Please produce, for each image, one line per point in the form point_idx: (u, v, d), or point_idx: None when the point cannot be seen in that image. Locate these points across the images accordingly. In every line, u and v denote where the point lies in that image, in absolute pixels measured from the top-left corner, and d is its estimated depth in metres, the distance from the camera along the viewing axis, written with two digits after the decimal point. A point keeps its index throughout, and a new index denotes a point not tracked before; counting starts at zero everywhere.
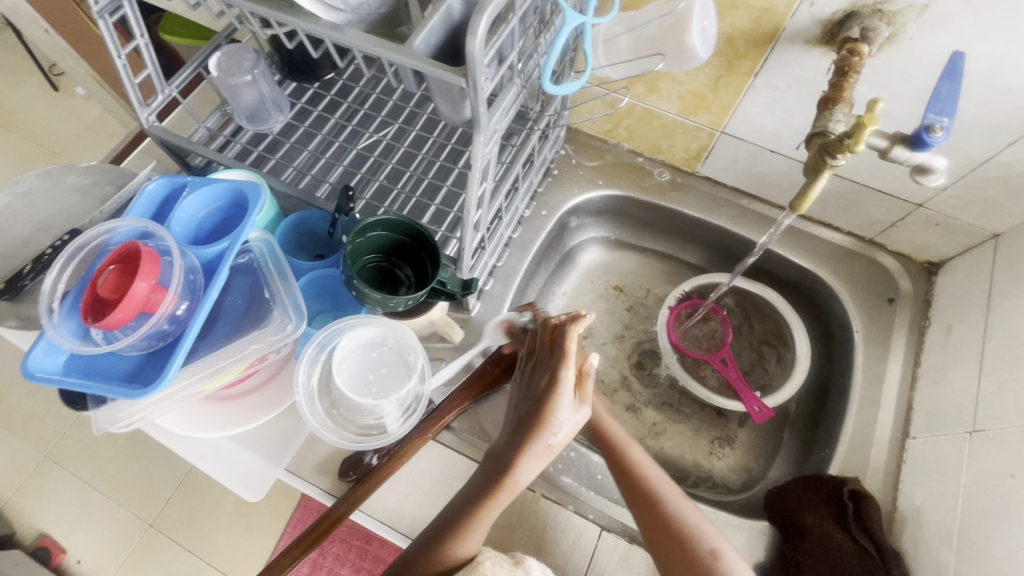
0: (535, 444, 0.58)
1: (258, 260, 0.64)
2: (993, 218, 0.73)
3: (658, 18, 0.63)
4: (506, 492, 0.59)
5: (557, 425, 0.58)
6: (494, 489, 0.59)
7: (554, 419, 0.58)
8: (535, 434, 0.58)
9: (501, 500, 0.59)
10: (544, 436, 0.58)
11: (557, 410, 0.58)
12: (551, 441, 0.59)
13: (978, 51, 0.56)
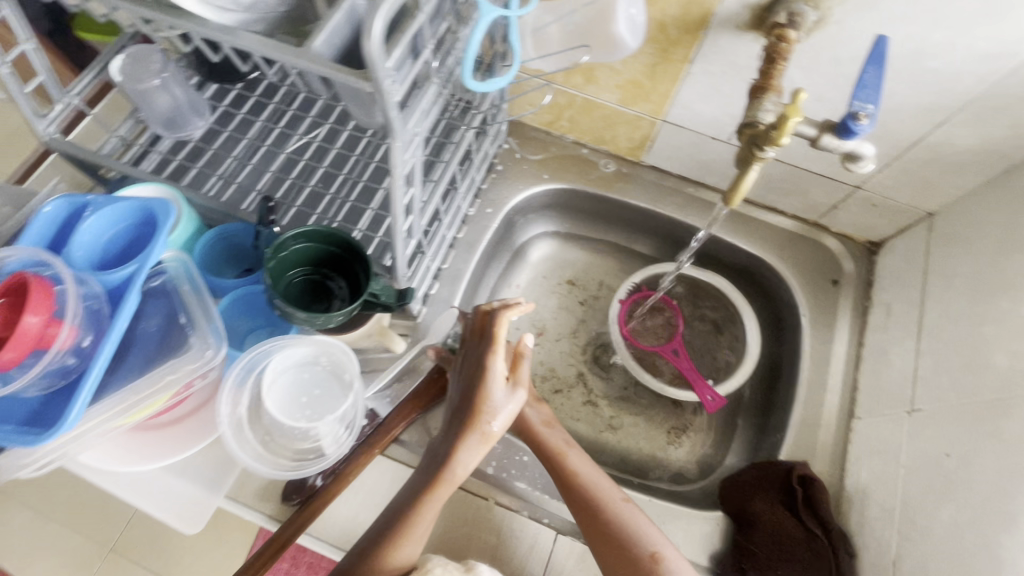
0: (472, 433, 0.61)
1: (173, 282, 0.60)
2: (927, 198, 0.73)
3: (582, 6, 0.60)
4: (447, 485, 0.61)
5: (491, 414, 0.61)
6: (434, 483, 0.60)
7: (489, 408, 0.61)
8: (472, 424, 0.61)
9: (440, 494, 0.61)
10: (481, 425, 0.61)
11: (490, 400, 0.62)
12: (487, 429, 0.61)
13: (902, 34, 0.56)
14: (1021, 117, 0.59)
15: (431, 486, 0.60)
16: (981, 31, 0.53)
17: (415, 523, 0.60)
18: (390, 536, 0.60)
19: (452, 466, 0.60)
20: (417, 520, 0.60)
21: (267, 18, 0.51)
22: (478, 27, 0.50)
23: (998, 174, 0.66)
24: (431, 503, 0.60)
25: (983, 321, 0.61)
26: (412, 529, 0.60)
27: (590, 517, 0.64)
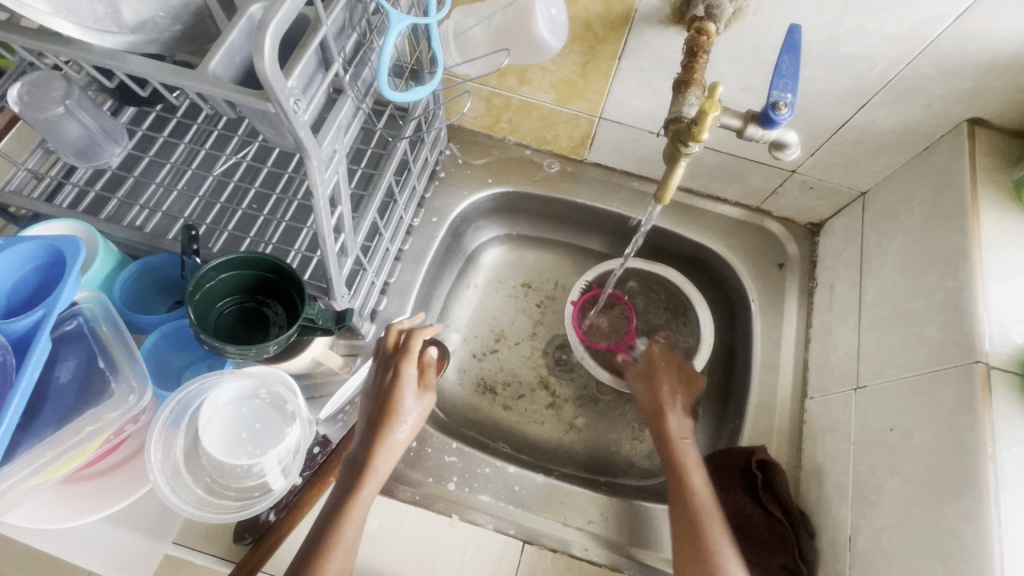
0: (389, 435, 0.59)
1: (89, 323, 0.56)
2: (858, 177, 0.75)
3: (501, 8, 0.59)
4: (369, 493, 0.57)
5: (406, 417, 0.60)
6: (354, 493, 0.56)
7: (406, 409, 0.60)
8: (387, 428, 0.59)
9: (362, 505, 0.57)
10: (396, 426, 0.60)
11: (405, 400, 0.61)
12: (402, 430, 0.60)
13: (816, 22, 0.56)
14: (935, 96, 0.61)
15: (353, 497, 0.56)
16: (888, 14, 0.54)
17: (339, 540, 0.55)
18: (310, 562, 0.53)
19: (372, 471, 0.58)
20: (340, 540, 0.55)
21: (162, 39, 0.48)
22: (388, 36, 0.48)
23: (921, 151, 0.68)
24: (354, 517, 0.56)
25: (914, 296, 0.63)
26: (338, 549, 0.54)
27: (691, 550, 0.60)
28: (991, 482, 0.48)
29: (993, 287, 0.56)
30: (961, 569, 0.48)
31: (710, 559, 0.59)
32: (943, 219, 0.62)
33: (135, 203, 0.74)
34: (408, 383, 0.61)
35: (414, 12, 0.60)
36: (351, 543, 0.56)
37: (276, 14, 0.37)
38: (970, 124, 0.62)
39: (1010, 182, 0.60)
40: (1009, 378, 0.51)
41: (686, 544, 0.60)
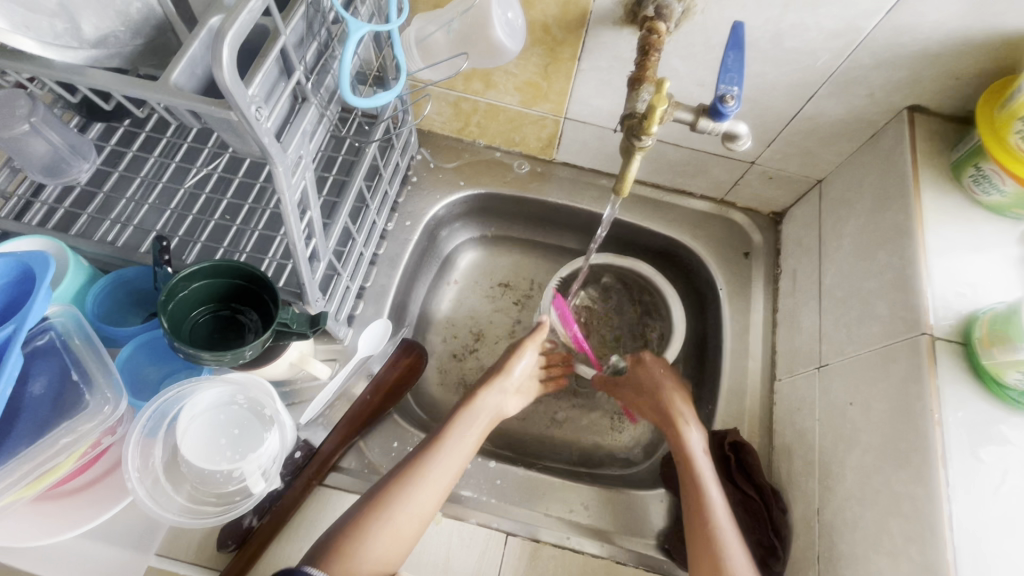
0: (476, 422, 0.71)
1: (62, 337, 0.57)
2: (814, 166, 0.78)
3: (459, 14, 0.61)
4: (449, 471, 0.66)
5: (498, 391, 0.74)
6: (434, 466, 0.65)
7: (503, 383, 0.75)
8: (479, 398, 0.73)
9: (441, 481, 0.65)
10: (481, 405, 0.72)
11: (505, 377, 0.76)
12: (486, 418, 0.72)
13: (759, 19, 0.59)
14: (876, 86, 0.64)
15: (432, 468, 0.65)
16: (825, 10, 0.57)
17: (404, 504, 0.62)
18: (377, 515, 0.61)
19: (450, 447, 0.67)
20: (415, 500, 0.62)
21: (123, 53, 0.49)
22: (347, 44, 0.49)
23: (868, 138, 0.71)
24: (427, 485, 0.63)
25: (867, 276, 0.66)
26: (399, 510, 0.61)
27: (703, 553, 0.61)
28: (939, 446, 0.51)
29: (936, 262, 0.59)
30: (916, 529, 0.50)
31: (721, 560, 0.59)
32: (891, 202, 0.65)
33: (106, 218, 0.74)
34: (506, 370, 0.76)
35: (374, 20, 0.61)
36: (420, 512, 0.62)
37: (232, 25, 0.39)
38: (910, 111, 0.66)
39: (949, 164, 0.64)
40: (952, 347, 0.55)
41: (698, 548, 0.61)
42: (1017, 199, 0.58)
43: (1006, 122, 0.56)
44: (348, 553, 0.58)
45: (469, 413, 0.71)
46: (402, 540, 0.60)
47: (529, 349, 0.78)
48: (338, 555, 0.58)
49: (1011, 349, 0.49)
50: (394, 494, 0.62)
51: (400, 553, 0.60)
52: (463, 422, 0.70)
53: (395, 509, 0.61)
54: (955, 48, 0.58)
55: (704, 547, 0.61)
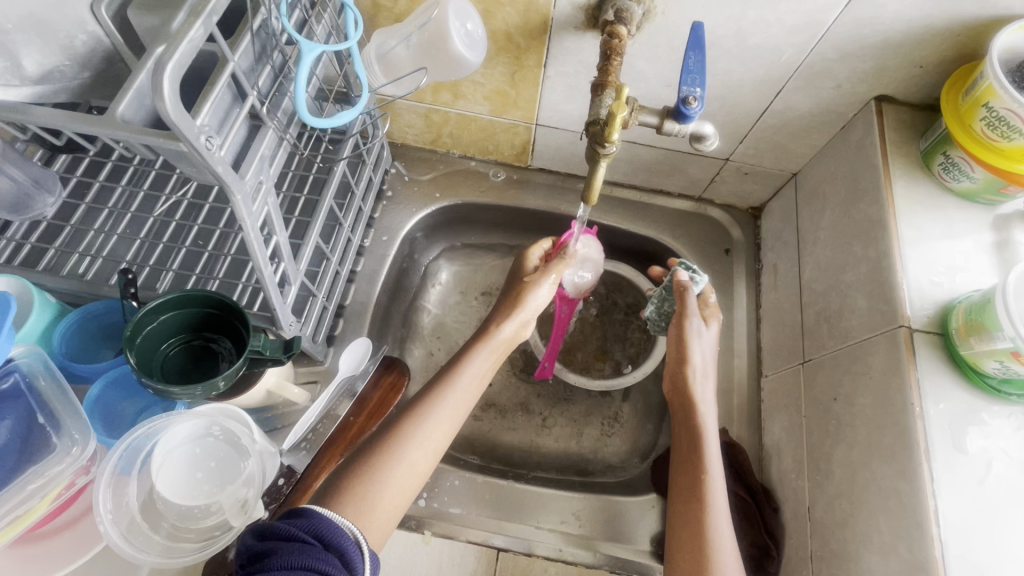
0: (492, 356, 0.64)
1: (27, 378, 0.55)
2: (788, 160, 0.77)
3: (418, 28, 0.61)
4: (461, 406, 0.60)
5: (516, 324, 0.67)
6: (449, 398, 0.59)
7: (522, 315, 0.67)
8: (496, 332, 0.66)
9: (453, 415, 0.59)
10: (496, 341, 0.65)
11: (527, 307, 0.68)
12: (497, 353, 0.65)
13: (720, 18, 0.59)
14: (842, 78, 0.64)
15: (447, 400, 0.59)
16: (785, 5, 0.56)
17: (419, 438, 0.56)
18: (394, 439, 0.55)
19: (465, 379, 0.62)
20: (434, 423, 0.57)
21: (71, 87, 0.49)
22: (300, 66, 0.48)
23: (839, 130, 0.71)
24: (441, 418, 0.58)
25: (845, 268, 0.65)
26: (415, 445, 0.55)
27: (687, 493, 0.58)
28: (922, 439, 0.51)
29: (911, 253, 0.58)
30: (904, 525, 0.50)
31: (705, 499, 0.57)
32: (864, 193, 0.65)
33: (74, 251, 0.72)
34: (527, 296, 0.68)
35: (332, 39, 0.61)
36: (435, 445, 0.57)
37: (172, 55, 0.38)
38: (877, 101, 0.66)
39: (918, 154, 0.64)
40: (931, 338, 0.55)
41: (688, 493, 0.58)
42: (987, 184, 0.58)
43: (969, 108, 0.56)
44: (363, 491, 0.51)
45: (485, 346, 0.65)
46: (417, 477, 0.55)
47: (551, 276, 0.69)
48: (353, 492, 0.51)
49: (988, 338, 0.49)
50: (409, 426, 0.56)
51: (414, 492, 0.55)
52: (479, 353, 0.64)
53: (416, 434, 0.56)
54: (917, 37, 0.57)
55: (690, 483, 0.59)
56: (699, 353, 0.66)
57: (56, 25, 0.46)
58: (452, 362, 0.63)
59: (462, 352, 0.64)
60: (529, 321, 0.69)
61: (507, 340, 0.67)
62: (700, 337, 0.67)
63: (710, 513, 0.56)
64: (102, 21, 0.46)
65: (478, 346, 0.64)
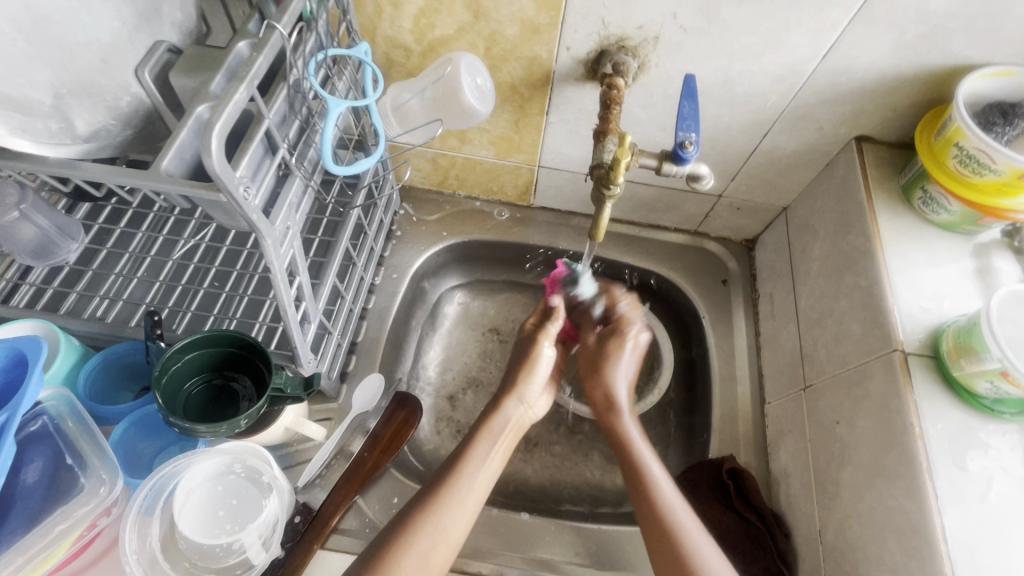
0: (499, 439, 0.66)
1: (55, 421, 0.56)
2: (777, 194, 0.82)
3: (432, 83, 0.67)
4: (475, 497, 0.61)
5: (517, 405, 0.70)
6: (462, 490, 0.61)
7: (522, 393, 0.71)
8: (497, 412, 0.68)
9: (467, 505, 0.60)
10: (502, 422, 0.67)
11: (527, 388, 0.71)
12: (508, 435, 0.67)
13: (709, 69, 0.64)
14: (823, 120, 0.69)
15: (460, 492, 0.60)
16: (767, 58, 0.62)
17: (433, 532, 0.57)
18: (408, 530, 0.57)
19: (475, 470, 0.63)
20: (447, 514, 0.59)
21: (113, 143, 0.53)
22: (328, 120, 0.52)
23: (823, 167, 0.76)
24: (456, 508, 0.59)
25: (838, 297, 0.68)
26: (428, 538, 0.57)
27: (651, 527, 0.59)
28: (923, 458, 0.53)
29: (899, 281, 0.62)
30: (914, 544, 0.51)
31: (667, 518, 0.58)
32: (851, 225, 0.69)
33: (95, 294, 0.75)
34: (527, 378, 0.72)
35: (352, 93, 0.66)
36: (449, 539, 0.58)
37: (219, 117, 0.42)
38: (857, 141, 0.71)
39: (898, 188, 0.68)
40: (924, 361, 0.57)
41: (647, 512, 0.60)
42: (964, 216, 0.63)
43: (942, 148, 0.61)
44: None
45: (492, 429, 0.67)
46: (432, 571, 0.56)
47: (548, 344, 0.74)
48: None
49: (977, 359, 0.52)
50: (424, 516, 0.58)
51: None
52: (485, 440, 0.65)
53: (431, 525, 0.58)
54: (889, 84, 0.63)
55: (640, 497, 0.61)
56: (620, 370, 0.71)
57: (104, 89, 0.50)
58: (459, 450, 0.64)
59: (470, 437, 0.66)
60: (530, 403, 0.71)
61: (515, 421, 0.69)
62: (618, 369, 0.71)
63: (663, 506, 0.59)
64: (146, 84, 0.51)
65: (483, 430, 0.66)
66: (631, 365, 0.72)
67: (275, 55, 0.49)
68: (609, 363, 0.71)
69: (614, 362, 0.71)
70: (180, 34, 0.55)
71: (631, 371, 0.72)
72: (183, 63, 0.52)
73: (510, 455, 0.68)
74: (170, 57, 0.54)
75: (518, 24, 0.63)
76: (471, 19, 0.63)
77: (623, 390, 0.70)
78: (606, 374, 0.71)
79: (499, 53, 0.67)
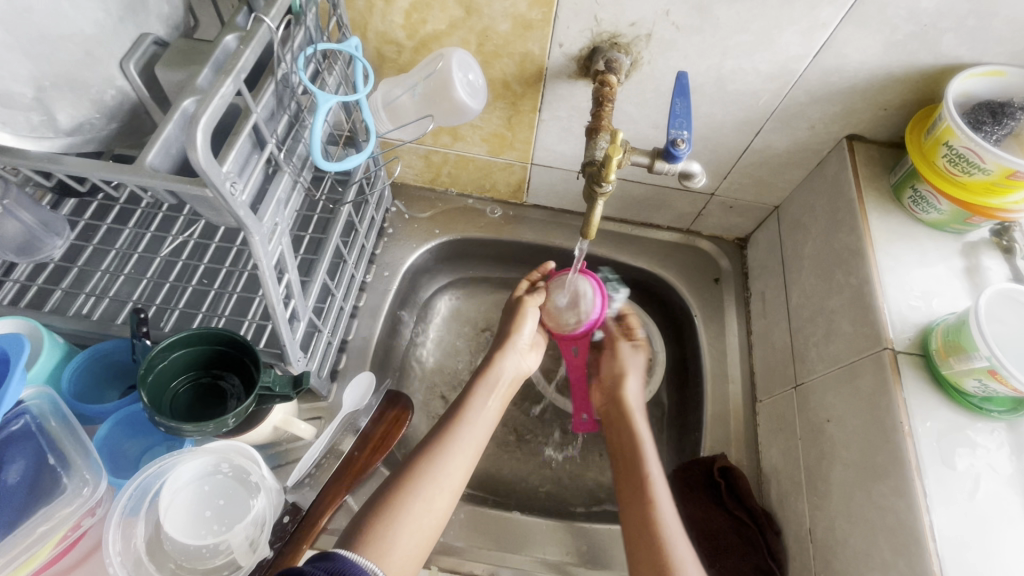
0: (495, 388, 0.70)
1: (38, 420, 0.55)
2: (769, 193, 0.82)
3: (423, 79, 0.66)
4: (475, 442, 0.64)
5: (513, 357, 0.74)
6: (460, 437, 0.63)
7: (515, 346, 0.75)
8: (496, 363, 0.72)
9: (468, 450, 0.63)
10: (496, 374, 0.71)
11: (515, 342, 0.75)
12: (503, 385, 0.71)
13: (701, 67, 0.64)
14: (815, 119, 0.69)
15: (461, 438, 0.63)
16: (759, 56, 0.62)
17: (436, 477, 0.59)
18: (411, 475, 0.59)
19: (473, 420, 0.66)
20: (451, 459, 0.61)
21: (96, 138, 0.52)
22: (316, 114, 0.51)
23: (815, 165, 0.76)
24: (459, 452, 0.62)
25: (829, 295, 0.69)
26: (431, 483, 0.59)
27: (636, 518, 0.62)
28: (912, 456, 0.53)
29: (889, 279, 0.62)
30: (903, 543, 0.51)
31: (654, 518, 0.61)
32: (842, 224, 0.69)
33: (80, 291, 0.74)
34: (516, 330, 0.76)
35: (342, 88, 0.65)
36: (451, 484, 0.60)
37: (205, 111, 0.41)
38: (848, 139, 0.71)
39: (889, 187, 0.68)
40: (913, 359, 0.58)
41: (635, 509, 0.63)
42: (954, 215, 0.63)
43: (932, 147, 0.61)
44: (384, 532, 0.54)
45: (489, 380, 0.70)
46: (435, 516, 0.58)
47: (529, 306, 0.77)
48: (374, 534, 0.54)
49: (966, 358, 0.52)
50: (428, 463, 0.60)
51: (434, 532, 0.57)
52: (483, 390, 0.69)
53: (434, 472, 0.59)
54: (880, 83, 0.63)
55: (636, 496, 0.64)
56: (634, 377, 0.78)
57: (87, 82, 0.49)
58: (459, 399, 0.68)
59: (469, 388, 0.69)
60: (526, 354, 0.75)
61: (510, 374, 0.73)
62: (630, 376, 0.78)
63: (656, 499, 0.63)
64: (132, 78, 0.51)
65: (482, 379, 0.70)
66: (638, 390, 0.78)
67: (263, 49, 0.48)
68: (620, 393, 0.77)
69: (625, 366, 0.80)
70: (167, 27, 0.55)
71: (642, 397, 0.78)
72: (168, 56, 0.51)
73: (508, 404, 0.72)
74: (156, 49, 0.53)
75: (510, 19, 0.62)
76: (463, 14, 0.63)
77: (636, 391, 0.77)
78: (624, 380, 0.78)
79: (491, 49, 0.67)
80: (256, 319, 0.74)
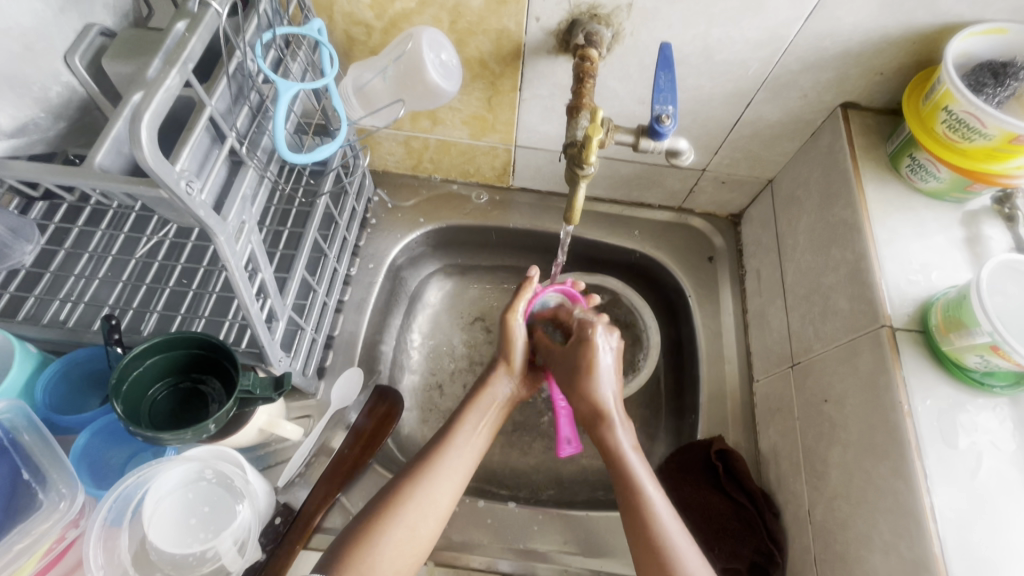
0: (486, 413, 0.66)
1: (10, 434, 0.54)
2: (763, 167, 0.79)
3: (394, 61, 0.63)
4: (462, 467, 0.62)
5: (506, 381, 0.70)
6: (448, 462, 0.60)
7: (511, 370, 0.71)
8: (486, 387, 0.69)
9: (455, 475, 0.60)
10: (491, 395, 0.68)
11: (517, 364, 0.71)
12: (494, 410, 0.67)
13: (686, 37, 0.61)
14: (807, 87, 0.66)
15: (448, 462, 0.61)
16: (747, 23, 0.58)
17: (420, 504, 0.57)
18: (394, 501, 0.57)
19: (461, 445, 0.63)
20: (434, 482, 0.59)
21: (46, 138, 0.49)
22: (278, 103, 0.48)
23: (810, 136, 0.73)
24: (445, 479, 0.59)
25: (825, 271, 0.66)
26: (415, 510, 0.57)
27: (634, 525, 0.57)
28: (912, 436, 0.51)
29: (886, 253, 0.60)
30: (902, 524, 0.50)
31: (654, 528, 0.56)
32: (837, 198, 0.66)
33: (54, 298, 0.71)
34: (510, 354, 0.70)
35: (310, 74, 0.62)
36: (435, 511, 0.58)
37: (149, 105, 0.38)
38: (843, 108, 0.68)
39: (886, 156, 0.66)
40: (912, 336, 0.56)
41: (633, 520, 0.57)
42: (954, 184, 0.60)
43: (930, 113, 0.58)
44: (364, 558, 0.53)
45: (479, 403, 0.67)
46: (417, 542, 0.56)
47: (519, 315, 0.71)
48: (354, 560, 0.53)
49: (966, 334, 0.50)
50: (412, 486, 0.58)
51: (417, 555, 0.56)
52: (474, 411, 0.66)
53: (417, 495, 0.57)
54: (875, 46, 0.60)
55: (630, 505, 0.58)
56: (599, 380, 0.65)
57: (30, 79, 0.46)
58: (448, 423, 0.65)
59: (458, 412, 0.66)
60: (521, 375, 0.72)
61: (502, 396, 0.69)
62: (598, 379, 0.65)
63: (647, 501, 0.58)
64: (78, 70, 0.48)
65: (471, 404, 0.66)
66: (612, 362, 0.67)
67: (213, 37, 0.45)
68: (585, 371, 0.65)
69: (589, 368, 0.65)
70: (115, 15, 0.51)
71: (613, 371, 0.66)
72: (115, 47, 0.48)
73: (497, 431, 0.68)
74: (104, 40, 0.50)
75: None
76: None
77: (607, 397, 0.64)
78: (588, 388, 0.65)
79: (464, 26, 0.63)
80: (236, 318, 0.72)
